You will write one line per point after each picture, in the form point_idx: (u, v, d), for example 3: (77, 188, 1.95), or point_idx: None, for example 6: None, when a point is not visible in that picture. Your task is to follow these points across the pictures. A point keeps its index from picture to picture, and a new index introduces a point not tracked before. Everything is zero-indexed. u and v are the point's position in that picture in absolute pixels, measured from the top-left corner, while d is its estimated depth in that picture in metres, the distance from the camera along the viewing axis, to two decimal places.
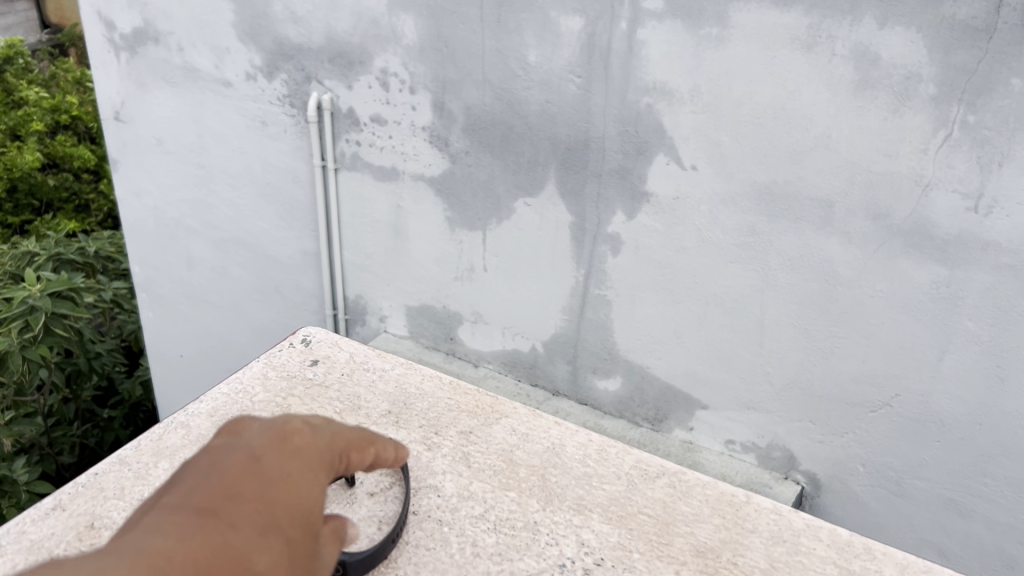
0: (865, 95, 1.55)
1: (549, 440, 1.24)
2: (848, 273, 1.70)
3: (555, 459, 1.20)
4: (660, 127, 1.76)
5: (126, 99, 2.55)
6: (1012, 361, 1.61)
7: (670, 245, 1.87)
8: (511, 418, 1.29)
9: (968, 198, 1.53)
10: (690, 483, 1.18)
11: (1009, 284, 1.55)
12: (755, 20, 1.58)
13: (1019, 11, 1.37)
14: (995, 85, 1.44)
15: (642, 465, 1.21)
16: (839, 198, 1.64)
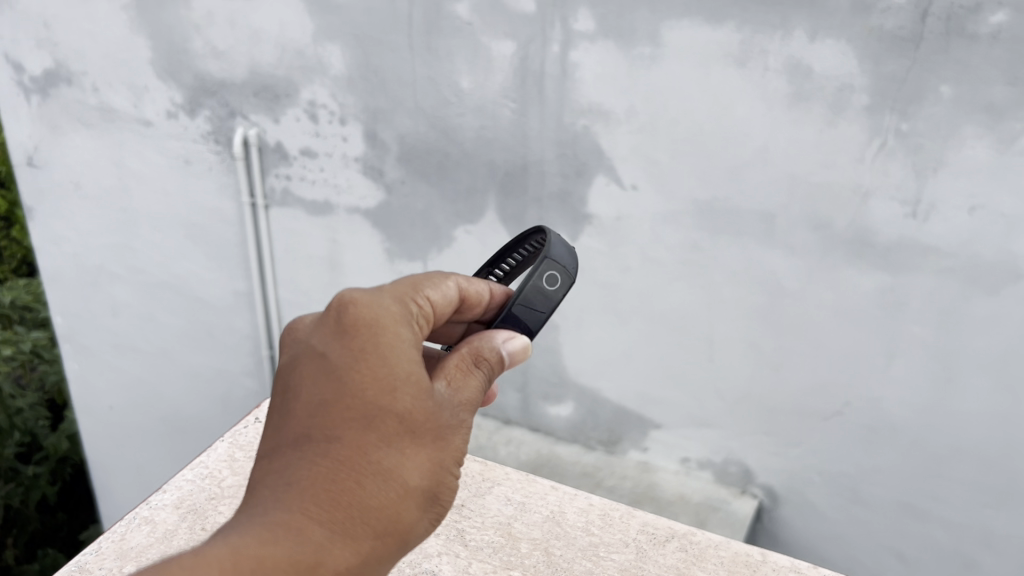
0: (799, 108, 1.56)
1: (548, 507, 1.18)
2: (793, 285, 1.71)
3: (557, 530, 1.14)
4: (599, 149, 1.75)
5: (38, 144, 2.43)
6: (959, 362, 1.64)
7: (615, 267, 1.86)
8: (504, 486, 1.23)
9: (906, 205, 1.56)
10: (702, 545, 1.12)
11: (950, 288, 1.59)
12: (687, 38, 1.58)
13: (943, 21, 1.41)
14: (925, 94, 1.48)
15: (651, 529, 1.14)
16: (780, 211, 1.66)
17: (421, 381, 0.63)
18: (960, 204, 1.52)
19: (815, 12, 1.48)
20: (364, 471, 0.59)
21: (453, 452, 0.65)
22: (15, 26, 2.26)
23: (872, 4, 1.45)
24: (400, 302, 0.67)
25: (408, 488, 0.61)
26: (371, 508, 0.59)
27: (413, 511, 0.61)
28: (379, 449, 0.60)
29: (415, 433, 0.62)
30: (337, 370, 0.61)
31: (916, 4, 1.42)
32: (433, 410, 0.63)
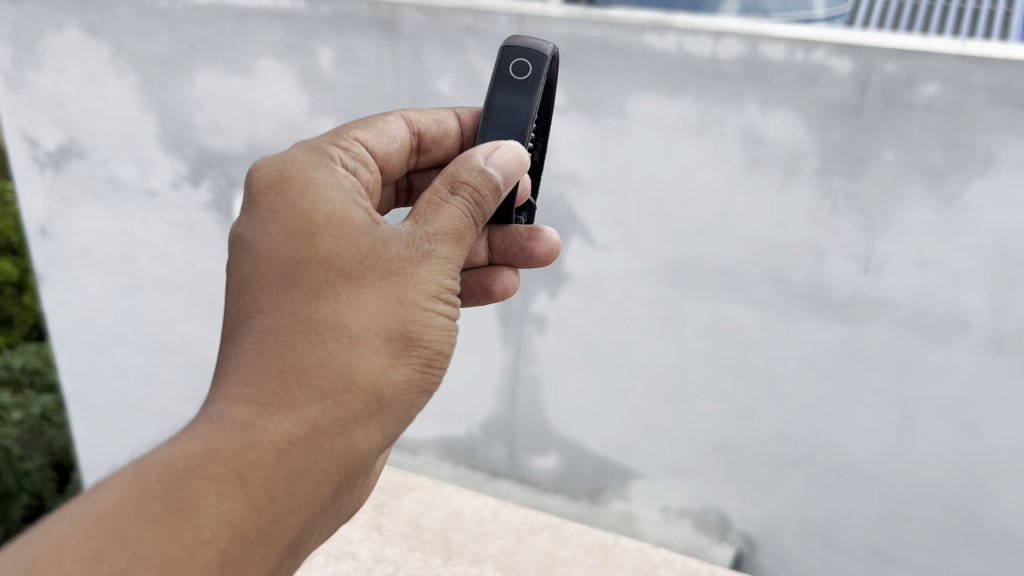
0: (755, 172, 1.68)
1: None
2: (758, 337, 1.81)
3: None
4: (573, 213, 1.87)
5: (50, 214, 2.57)
6: (916, 407, 1.74)
7: (592, 323, 1.96)
8: None
9: (858, 260, 1.67)
10: None
11: (904, 338, 1.69)
12: (650, 110, 1.71)
13: (881, 92, 1.54)
14: (869, 159, 1.59)
15: None
16: (742, 268, 1.76)
17: (368, 228, 0.87)
18: (907, 259, 1.63)
19: (765, 86, 1.61)
20: (326, 322, 0.81)
21: (416, 288, 0.87)
22: (31, 106, 2.42)
23: (816, 78, 1.57)
24: (333, 183, 0.92)
25: (364, 326, 0.83)
26: (329, 352, 0.80)
27: (375, 350, 0.84)
28: (328, 300, 0.83)
29: (363, 277, 0.85)
30: (283, 242, 0.86)
31: (855, 77, 1.55)
32: (377, 255, 0.86)
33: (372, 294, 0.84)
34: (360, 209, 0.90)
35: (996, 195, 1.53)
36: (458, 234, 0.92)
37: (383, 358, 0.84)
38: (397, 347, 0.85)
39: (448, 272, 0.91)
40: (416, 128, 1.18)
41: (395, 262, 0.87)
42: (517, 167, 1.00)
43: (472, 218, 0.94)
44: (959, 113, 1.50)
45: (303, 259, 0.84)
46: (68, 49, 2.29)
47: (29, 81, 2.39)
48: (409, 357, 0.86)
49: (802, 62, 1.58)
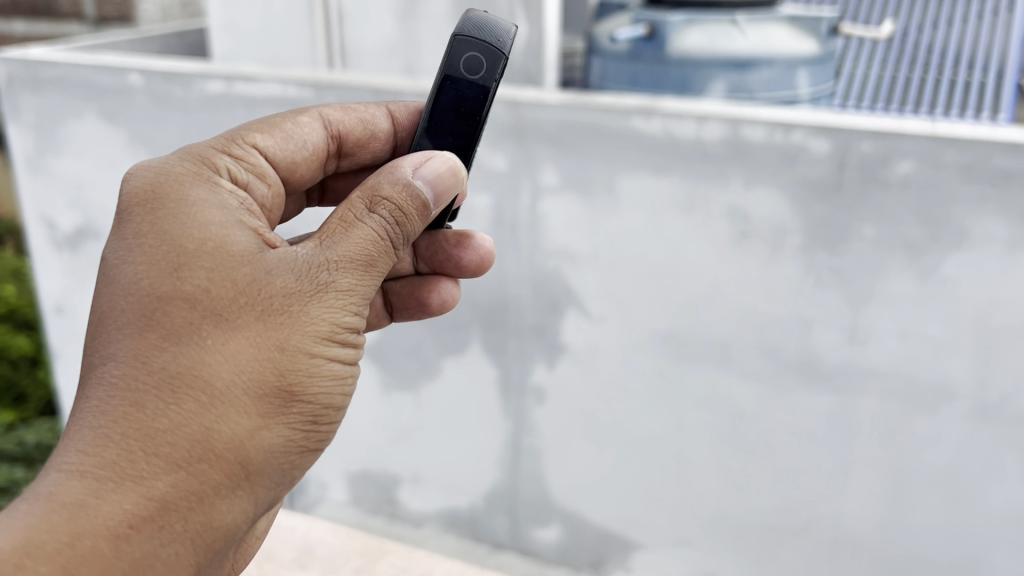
0: (742, 248, 1.74)
1: None
2: (752, 407, 1.85)
3: None
4: (569, 287, 1.94)
5: (66, 293, 2.65)
6: (909, 475, 1.77)
7: (590, 394, 2.01)
8: None
9: (844, 332, 1.72)
10: None
11: (892, 406, 1.74)
12: (639, 189, 1.79)
13: (858, 171, 1.61)
14: (851, 234, 1.66)
15: None
16: (734, 340, 1.81)
17: (246, 263, 0.95)
18: (891, 330, 1.69)
19: (748, 165, 1.69)
20: (187, 376, 0.90)
21: (294, 334, 0.96)
22: (50, 189, 2.53)
23: (795, 158, 1.65)
24: (217, 206, 1.00)
25: (226, 381, 0.91)
26: (188, 410, 0.89)
27: (238, 413, 0.92)
28: (188, 351, 0.91)
29: (232, 322, 0.93)
30: (152, 283, 0.94)
31: (833, 156, 1.62)
32: (252, 297, 0.94)
33: (240, 343, 0.93)
34: (244, 240, 0.97)
35: (973, 267, 1.60)
36: (365, 261, 1.01)
37: (248, 415, 0.93)
38: (267, 400, 0.94)
39: (334, 312, 0.99)
40: (338, 130, 1.27)
41: (271, 305, 0.95)
42: (450, 182, 1.07)
43: (388, 239, 1.02)
44: (933, 191, 1.57)
45: (168, 300, 0.92)
46: (87, 136, 2.40)
47: (49, 166, 2.50)
48: (280, 407, 0.96)
49: (782, 142, 1.65)
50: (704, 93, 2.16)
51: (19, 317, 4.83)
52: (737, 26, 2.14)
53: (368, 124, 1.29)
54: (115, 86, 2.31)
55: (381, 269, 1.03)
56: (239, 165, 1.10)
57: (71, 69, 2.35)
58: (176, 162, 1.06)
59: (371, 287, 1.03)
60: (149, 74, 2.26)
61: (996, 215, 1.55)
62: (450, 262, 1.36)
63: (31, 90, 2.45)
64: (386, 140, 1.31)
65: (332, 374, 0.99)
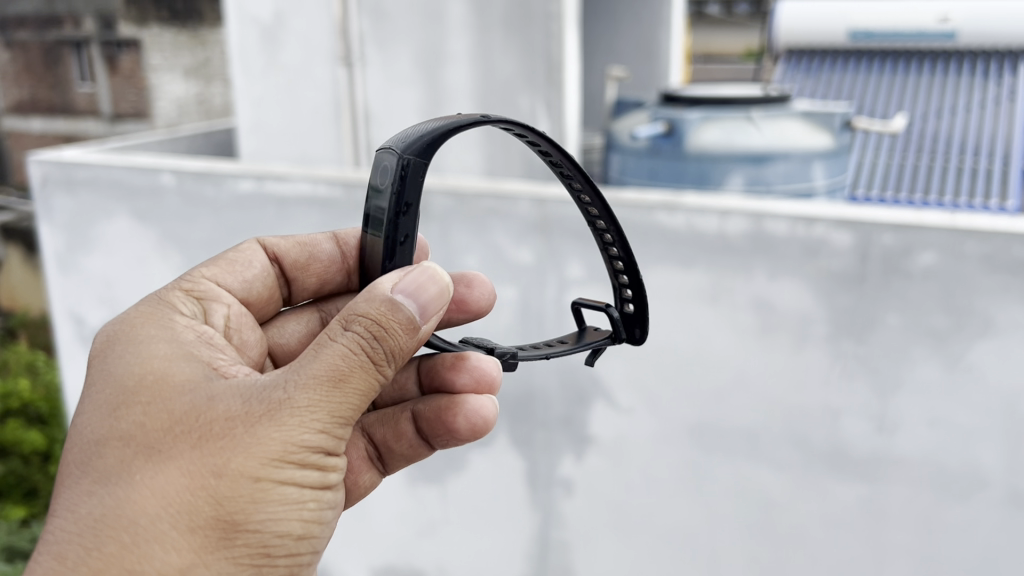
0: (767, 338, 1.77)
1: None
2: (783, 497, 1.84)
3: None
4: (595, 379, 1.96)
5: None
6: (945, 565, 1.75)
7: (618, 486, 2.00)
8: None
9: (873, 420, 1.73)
10: None
11: (925, 495, 1.73)
12: (664, 281, 1.83)
13: (880, 261, 1.65)
14: (876, 324, 1.69)
15: None
16: (763, 430, 1.82)
17: (188, 389, 0.84)
18: (920, 419, 1.70)
19: (771, 257, 1.73)
20: (112, 517, 0.78)
21: (236, 457, 0.80)
22: (80, 287, 2.58)
23: (818, 250, 1.69)
24: (169, 338, 0.91)
25: (155, 515, 0.78)
26: (111, 555, 0.76)
27: (178, 547, 0.78)
28: (116, 489, 0.79)
29: (166, 453, 0.80)
30: (93, 422, 0.84)
31: (855, 249, 1.67)
32: (190, 423, 0.82)
33: (172, 471, 0.79)
34: (198, 366, 0.87)
35: (999, 354, 1.62)
36: (336, 376, 0.84)
37: (181, 553, 0.78)
38: (204, 537, 0.80)
39: (288, 435, 0.82)
40: (274, 254, 1.17)
41: (211, 431, 0.81)
42: (437, 294, 0.90)
43: (366, 353, 0.85)
44: (956, 281, 1.61)
45: (102, 442, 0.82)
46: (118, 235, 2.46)
47: (80, 264, 2.56)
48: (218, 546, 0.80)
49: (804, 235, 1.70)
50: (722, 185, 2.23)
51: (30, 412, 4.79)
52: (752, 122, 2.25)
53: (308, 247, 1.19)
54: (147, 186, 2.39)
55: (354, 383, 0.85)
56: (201, 298, 1.03)
57: (104, 170, 2.43)
58: (142, 302, 0.99)
59: (348, 404, 0.85)
60: (181, 174, 2.33)
61: (1019, 304, 1.58)
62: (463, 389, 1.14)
63: (65, 191, 2.52)
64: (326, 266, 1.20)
65: (286, 506, 0.84)
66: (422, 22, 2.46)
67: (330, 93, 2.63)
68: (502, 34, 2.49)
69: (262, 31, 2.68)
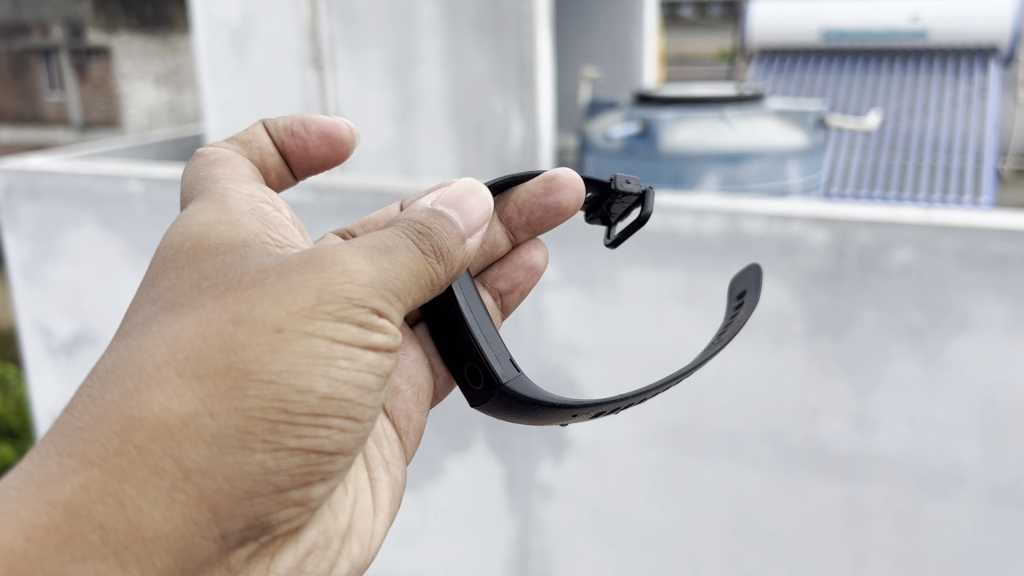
0: (745, 337, 1.76)
1: None
2: (763, 498, 1.83)
3: None
4: (572, 382, 1.93)
5: (61, 402, 2.60)
6: (926, 562, 1.75)
7: (597, 489, 1.98)
8: None
9: (851, 419, 1.72)
10: None
11: (905, 493, 1.72)
12: (641, 282, 1.81)
13: (856, 257, 1.65)
14: (854, 321, 1.68)
15: None
16: (742, 430, 1.81)
17: (226, 251, 0.83)
18: (898, 417, 1.69)
19: (747, 255, 1.72)
20: (120, 366, 0.77)
21: (260, 305, 0.77)
22: (46, 298, 2.51)
23: (793, 248, 1.69)
24: (227, 208, 0.90)
25: (162, 359, 0.76)
26: (114, 399, 0.75)
27: (182, 392, 0.75)
28: (131, 340, 0.78)
29: (189, 304, 0.79)
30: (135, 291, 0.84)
31: (831, 247, 1.66)
32: (221, 272, 0.81)
33: (189, 321, 0.77)
34: (240, 224, 0.87)
35: (976, 350, 1.61)
36: (382, 247, 0.82)
37: (184, 400, 0.75)
38: (214, 383, 0.76)
39: (324, 278, 0.79)
40: (228, 160, 1.05)
41: (240, 277, 0.79)
42: (482, 212, 0.90)
43: (412, 243, 0.84)
44: (933, 278, 1.60)
45: (135, 309, 0.82)
46: (86, 245, 2.41)
47: (46, 275, 2.50)
48: (228, 394, 0.76)
49: (780, 233, 1.69)
50: (698, 184, 2.22)
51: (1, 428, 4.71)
52: (725, 121, 2.24)
53: (257, 147, 1.07)
54: (114, 195, 2.34)
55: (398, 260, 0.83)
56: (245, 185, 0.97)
57: (71, 178, 2.38)
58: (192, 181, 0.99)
59: (397, 278, 0.82)
60: (149, 181, 2.28)
61: (995, 299, 1.58)
62: (547, 210, 1.19)
63: (30, 200, 2.47)
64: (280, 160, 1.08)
65: (309, 358, 0.79)
66: (392, 24, 2.42)
67: (300, 97, 2.60)
68: (473, 37, 2.38)
69: (231, 35, 2.65)
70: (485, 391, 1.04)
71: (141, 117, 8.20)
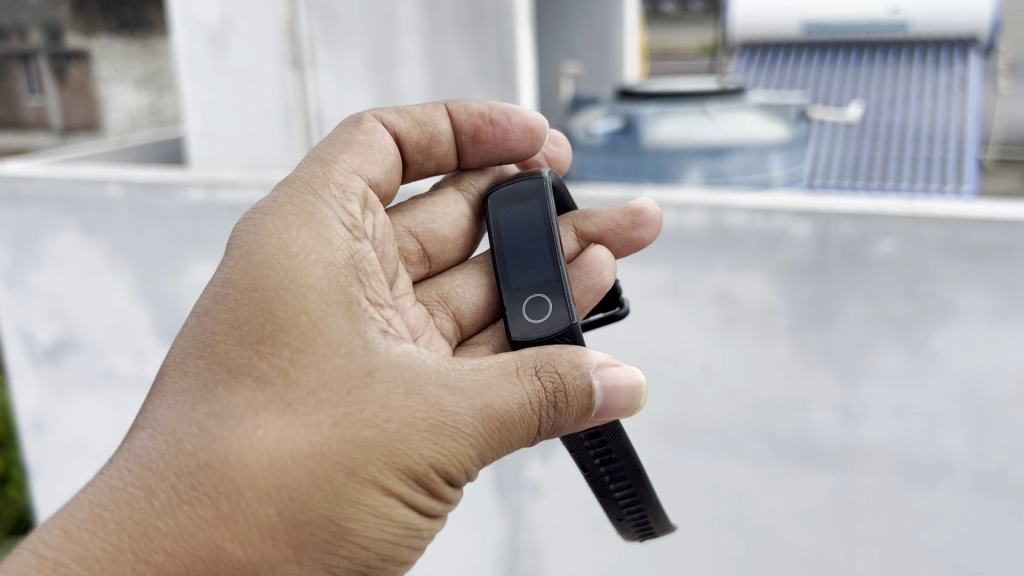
0: (729, 332, 1.76)
1: None
2: (752, 491, 1.83)
3: None
4: None
5: (45, 409, 2.57)
6: (914, 551, 1.75)
7: (586, 486, 1.98)
8: None
9: (838, 411, 1.72)
10: None
11: (893, 483, 1.73)
12: (626, 277, 1.81)
13: (839, 250, 1.65)
14: (838, 313, 1.68)
15: None
16: (729, 424, 1.81)
17: (345, 352, 0.88)
18: (884, 407, 1.70)
19: (731, 250, 1.72)
20: (219, 483, 0.81)
21: (373, 464, 0.85)
22: (27, 304, 2.49)
23: (777, 241, 1.69)
24: (329, 252, 0.95)
25: (266, 496, 0.81)
26: (208, 520, 0.80)
27: (277, 540, 0.82)
28: (233, 445, 0.82)
29: (300, 420, 0.84)
30: (226, 338, 0.87)
31: (814, 239, 1.66)
32: (346, 393, 0.86)
33: (300, 451, 0.83)
34: (332, 282, 0.92)
35: (959, 339, 1.62)
36: (506, 426, 0.90)
37: (278, 546, 0.82)
38: (309, 534, 0.84)
39: (439, 451, 0.88)
40: (398, 135, 1.19)
41: (368, 412, 0.86)
42: (632, 399, 0.91)
43: (537, 414, 0.91)
44: (917, 269, 1.61)
45: (237, 373, 0.85)
46: (67, 250, 2.39)
47: (26, 281, 2.47)
48: (319, 548, 0.85)
49: (764, 227, 1.69)
50: (681, 179, 2.22)
51: None
52: (707, 116, 2.23)
53: (426, 126, 1.21)
54: (94, 199, 2.32)
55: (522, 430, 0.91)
56: (349, 195, 1.05)
57: (49, 183, 2.35)
58: (293, 192, 1.00)
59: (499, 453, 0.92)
60: (128, 185, 2.26)
61: (978, 288, 1.58)
62: (629, 244, 1.27)
63: (7, 205, 2.43)
64: (452, 142, 1.24)
65: (401, 528, 0.90)
66: (369, 23, 2.41)
67: (279, 97, 2.59)
68: (454, 37, 2.35)
69: (209, 36, 2.63)
70: (550, 330, 1.06)
71: (123, 120, 8.15)
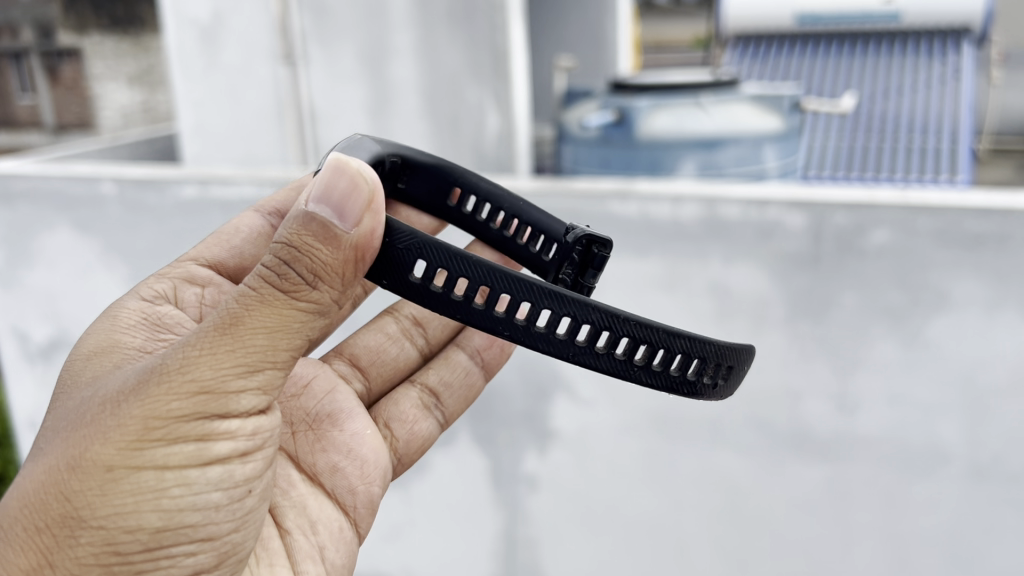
0: (725, 323, 1.76)
1: None
2: (748, 482, 1.83)
3: None
4: (554, 372, 1.93)
5: (41, 407, 2.57)
6: (911, 539, 1.76)
7: (583, 479, 1.98)
8: None
9: (834, 401, 1.73)
10: None
11: (889, 472, 1.73)
12: (619, 270, 1.80)
13: (834, 241, 1.65)
14: (833, 304, 1.68)
15: None
16: (724, 416, 1.81)
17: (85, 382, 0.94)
18: (879, 397, 1.70)
19: (726, 241, 1.72)
20: None
21: (93, 446, 0.86)
22: (20, 302, 2.47)
23: (772, 233, 1.69)
24: (104, 329, 1.06)
25: (9, 517, 0.87)
26: None
27: (31, 546, 0.86)
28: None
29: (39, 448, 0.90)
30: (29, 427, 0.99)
31: (809, 230, 1.66)
32: (70, 409, 0.91)
33: (31, 471, 0.88)
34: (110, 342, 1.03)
35: (954, 328, 1.62)
36: (223, 330, 0.86)
37: (31, 550, 0.86)
38: (59, 530, 0.86)
39: (149, 394, 0.86)
40: (274, 206, 1.29)
41: (87, 409, 0.89)
42: (348, 186, 0.85)
43: (259, 302, 0.85)
44: (910, 258, 1.61)
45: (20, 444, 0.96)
46: (61, 247, 2.38)
47: (19, 279, 2.46)
48: (71, 532, 0.86)
49: (758, 219, 1.69)
50: (675, 171, 2.22)
51: None
52: (700, 107, 2.23)
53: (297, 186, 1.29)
54: (88, 197, 2.31)
55: (246, 326, 0.85)
56: (163, 286, 1.18)
57: (42, 181, 2.34)
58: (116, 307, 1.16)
59: (245, 367, 0.86)
60: (122, 182, 2.25)
61: (972, 276, 1.58)
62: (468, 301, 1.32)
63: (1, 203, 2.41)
64: None
65: (150, 484, 0.88)
66: (363, 17, 2.41)
67: (273, 93, 2.59)
68: (446, 31, 2.34)
69: (201, 32, 2.62)
70: None
71: (117, 118, 8.06)
